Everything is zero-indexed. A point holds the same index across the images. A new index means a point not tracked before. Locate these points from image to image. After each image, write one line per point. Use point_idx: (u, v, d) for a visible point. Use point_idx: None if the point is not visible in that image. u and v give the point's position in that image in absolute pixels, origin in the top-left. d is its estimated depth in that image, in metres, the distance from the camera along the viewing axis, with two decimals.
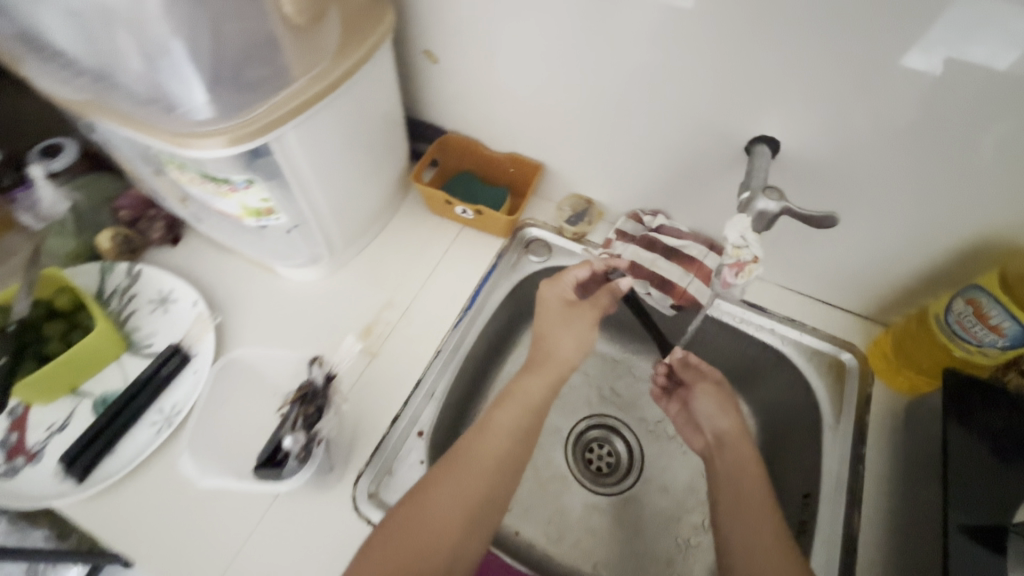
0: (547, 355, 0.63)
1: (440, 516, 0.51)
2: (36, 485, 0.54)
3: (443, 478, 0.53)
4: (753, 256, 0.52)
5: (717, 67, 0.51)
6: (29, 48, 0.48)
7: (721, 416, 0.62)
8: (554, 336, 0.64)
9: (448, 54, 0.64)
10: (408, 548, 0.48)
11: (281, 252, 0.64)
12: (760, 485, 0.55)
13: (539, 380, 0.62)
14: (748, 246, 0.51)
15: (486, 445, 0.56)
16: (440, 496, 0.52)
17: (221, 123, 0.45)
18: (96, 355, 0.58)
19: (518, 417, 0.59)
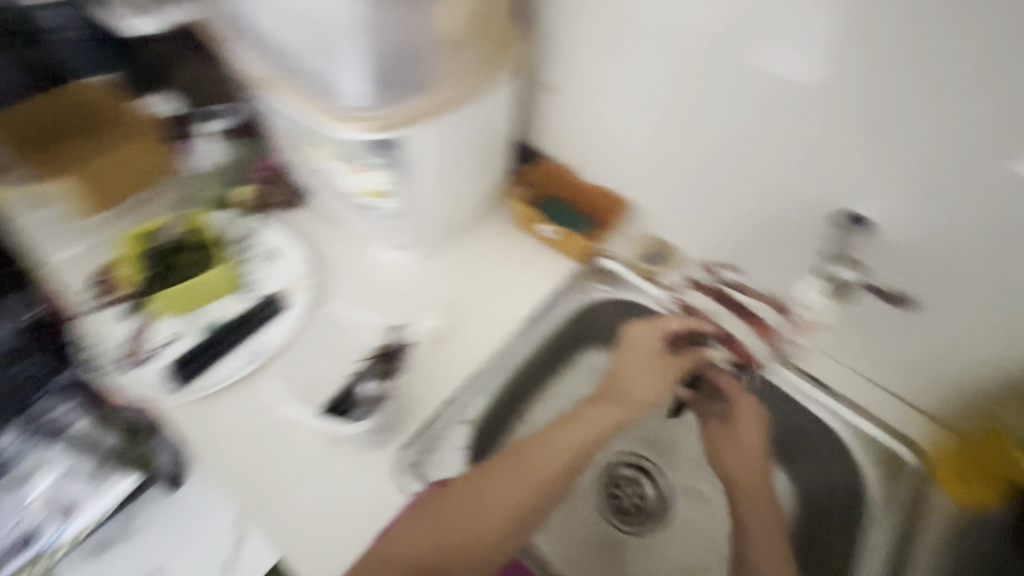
0: (625, 396, 0.66)
1: (477, 519, 0.53)
2: (145, 383, 0.63)
3: (486, 480, 0.56)
4: (818, 321, 0.66)
5: (820, 138, 0.54)
6: (239, 32, 0.59)
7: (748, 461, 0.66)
8: (637, 376, 0.68)
9: (564, 86, 0.70)
10: (439, 540, 0.52)
11: (382, 234, 0.72)
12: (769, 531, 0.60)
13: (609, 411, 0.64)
14: (816, 311, 0.64)
15: (535, 458, 0.58)
16: (479, 499, 0.54)
17: (369, 112, 0.54)
18: (212, 285, 0.68)
19: (574, 443, 0.60)
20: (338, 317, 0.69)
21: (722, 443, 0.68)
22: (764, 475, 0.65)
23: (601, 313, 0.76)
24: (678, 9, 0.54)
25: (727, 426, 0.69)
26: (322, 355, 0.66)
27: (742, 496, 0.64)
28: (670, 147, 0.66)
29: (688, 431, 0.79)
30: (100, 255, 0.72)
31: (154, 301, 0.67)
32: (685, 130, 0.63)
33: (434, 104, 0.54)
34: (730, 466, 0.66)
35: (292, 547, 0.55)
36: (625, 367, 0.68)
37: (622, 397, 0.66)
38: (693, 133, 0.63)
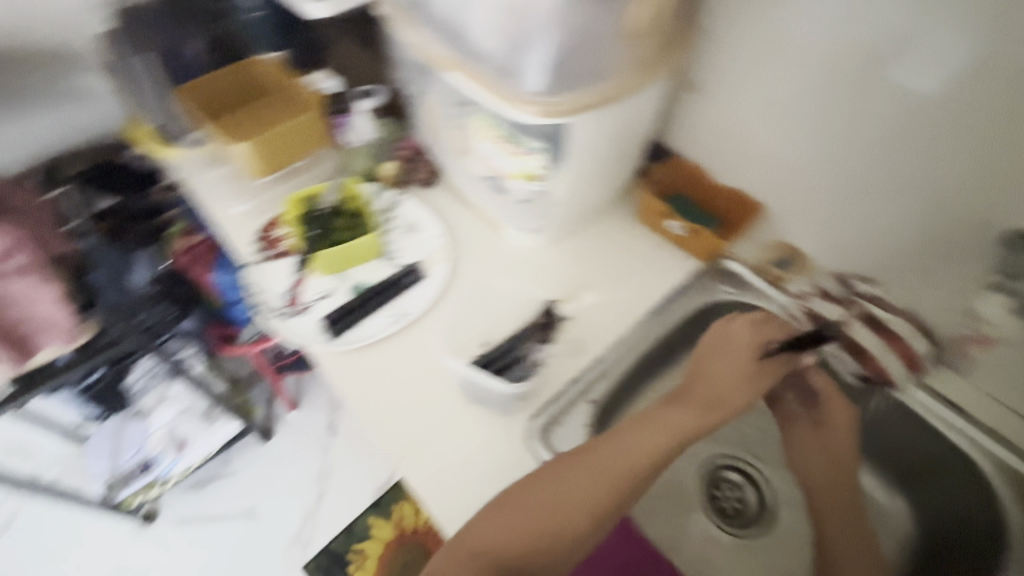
0: (720, 399, 0.62)
1: (557, 517, 0.53)
2: (303, 329, 0.69)
3: (563, 475, 0.56)
4: (1000, 335, 0.61)
5: (1003, 161, 0.51)
6: (423, 18, 0.64)
7: (830, 466, 0.67)
8: (729, 379, 0.63)
9: (713, 86, 0.70)
10: (523, 536, 0.52)
11: (517, 216, 0.76)
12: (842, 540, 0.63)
13: (687, 413, 0.61)
14: (996, 327, 0.60)
15: (610, 458, 0.57)
16: (558, 497, 0.54)
17: (540, 97, 0.58)
18: (363, 248, 0.74)
19: (652, 445, 0.58)
20: (474, 291, 0.74)
21: (800, 443, 0.70)
22: (846, 480, 0.67)
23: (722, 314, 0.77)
24: (854, 14, 0.54)
25: (817, 429, 0.69)
26: (463, 322, 0.72)
27: (822, 503, 0.66)
28: (812, 153, 0.66)
29: None
30: (265, 215, 0.79)
31: (316, 257, 0.74)
32: (839, 139, 0.63)
33: (608, 91, 0.58)
34: (808, 463, 0.69)
35: (434, 493, 0.60)
36: (705, 372, 0.65)
37: (714, 400, 0.62)
38: (847, 142, 0.62)
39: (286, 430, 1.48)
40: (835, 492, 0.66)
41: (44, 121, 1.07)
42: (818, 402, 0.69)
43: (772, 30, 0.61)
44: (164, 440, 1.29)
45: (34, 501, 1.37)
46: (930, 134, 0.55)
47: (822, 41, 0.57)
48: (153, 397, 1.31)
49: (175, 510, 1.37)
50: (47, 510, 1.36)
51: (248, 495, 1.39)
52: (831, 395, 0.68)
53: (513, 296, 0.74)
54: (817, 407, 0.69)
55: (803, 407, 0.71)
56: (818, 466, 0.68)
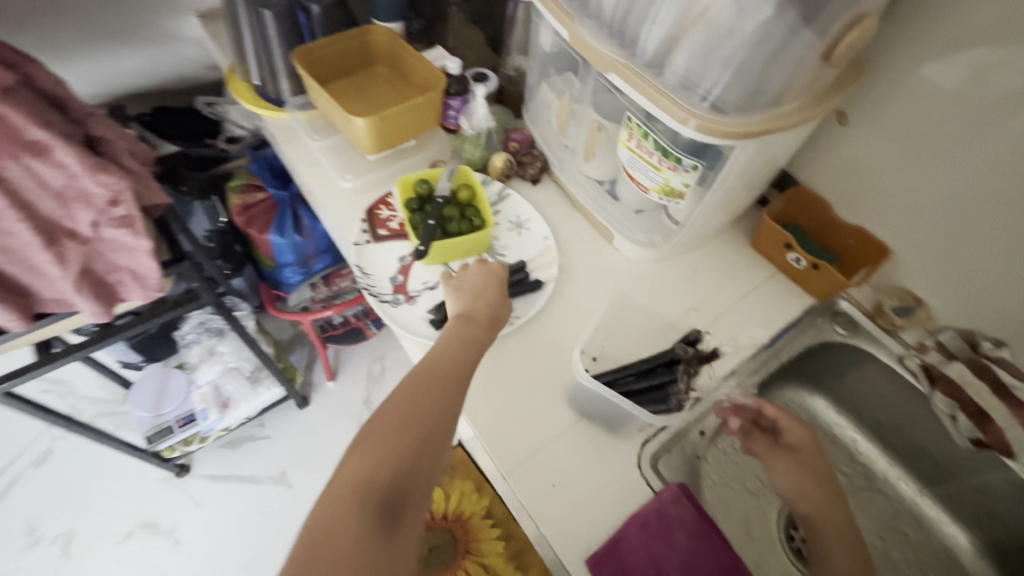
0: (490, 319, 0.59)
1: (418, 422, 0.47)
2: (410, 319, 0.67)
3: (412, 383, 0.51)
4: None
5: None
6: (586, 12, 0.61)
7: (804, 483, 0.58)
8: (467, 298, 0.60)
9: (865, 120, 0.68)
10: (395, 456, 0.45)
11: (629, 226, 0.74)
12: (844, 549, 0.55)
13: (464, 323, 0.57)
14: None
15: (438, 367, 0.53)
16: (415, 410, 0.48)
17: (700, 109, 0.54)
18: (474, 243, 0.71)
19: (460, 348, 0.55)
20: (580, 299, 0.71)
21: (778, 470, 0.60)
22: (826, 498, 0.58)
23: (827, 352, 0.76)
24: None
25: (777, 450, 0.61)
26: (569, 329, 0.69)
27: (820, 522, 0.57)
28: (934, 193, 0.66)
29: (880, 490, 0.77)
30: (373, 193, 0.77)
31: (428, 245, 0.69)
32: (977, 190, 0.62)
33: (780, 119, 0.54)
34: (804, 488, 0.58)
35: (534, 508, 0.56)
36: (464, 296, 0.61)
37: (471, 314, 0.59)
38: (988, 193, 0.61)
39: (322, 399, 1.47)
40: (825, 516, 0.57)
41: (123, 64, 1.13)
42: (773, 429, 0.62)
43: (919, 79, 0.62)
44: (208, 397, 1.28)
45: (72, 438, 1.37)
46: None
47: (975, 91, 0.58)
48: (200, 351, 1.31)
49: (207, 465, 1.37)
50: (83, 449, 1.36)
51: (281, 459, 1.38)
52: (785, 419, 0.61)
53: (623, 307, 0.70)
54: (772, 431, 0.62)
55: (766, 440, 0.62)
56: (809, 490, 0.58)
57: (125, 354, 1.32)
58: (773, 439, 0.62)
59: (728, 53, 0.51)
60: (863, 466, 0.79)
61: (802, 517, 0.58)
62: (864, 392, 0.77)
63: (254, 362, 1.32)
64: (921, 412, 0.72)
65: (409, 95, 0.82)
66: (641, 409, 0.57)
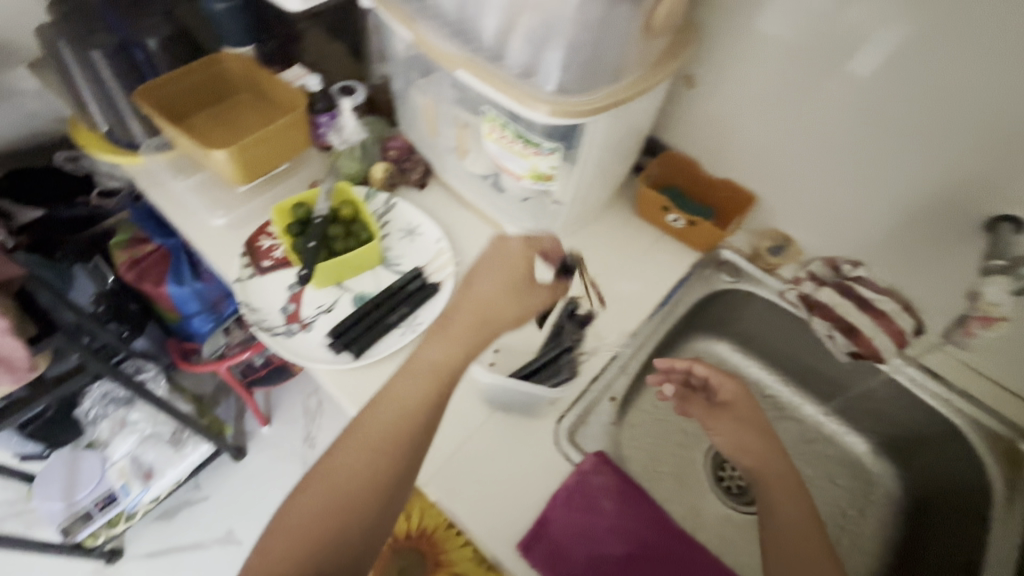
0: (484, 320, 0.56)
1: (331, 506, 0.47)
2: (307, 347, 0.65)
3: (340, 454, 0.50)
4: (1003, 315, 0.60)
5: (950, 129, 0.58)
6: (424, 13, 0.61)
7: (746, 435, 0.62)
8: (471, 295, 0.56)
9: (710, 81, 0.73)
10: (311, 546, 0.45)
11: (517, 216, 0.76)
12: (785, 491, 0.59)
13: (446, 344, 0.54)
14: (1001, 306, 0.59)
15: (374, 431, 0.50)
16: (337, 489, 0.48)
17: (551, 96, 0.56)
18: (364, 260, 0.70)
19: (426, 386, 0.52)
20: None
21: (717, 429, 0.64)
22: (773, 451, 0.61)
23: (720, 300, 0.81)
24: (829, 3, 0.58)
25: (713, 408, 0.65)
26: None
27: (765, 478, 0.60)
28: (787, 132, 0.71)
29: (789, 417, 0.83)
30: (251, 225, 0.74)
31: (313, 271, 0.68)
32: (820, 126, 0.67)
33: (623, 92, 0.57)
34: (744, 443, 0.62)
35: (462, 507, 0.57)
36: (468, 294, 0.57)
37: (453, 315, 0.56)
38: (829, 126, 0.67)
39: (259, 447, 1.40)
40: (766, 465, 0.61)
41: None
42: (712, 388, 0.65)
43: (748, 33, 0.66)
44: (127, 471, 1.18)
45: None
46: (922, 113, 0.59)
47: (794, 36, 0.63)
48: (110, 425, 1.20)
49: (142, 543, 1.27)
50: None
51: (224, 518, 1.31)
52: (720, 377, 0.64)
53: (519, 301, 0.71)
54: (710, 390, 0.66)
55: (705, 400, 0.66)
56: (748, 444, 0.62)
57: (25, 445, 1.19)
58: (708, 399, 0.66)
59: (558, 34, 0.53)
60: (774, 399, 0.84)
61: (746, 472, 0.62)
62: (759, 330, 0.83)
63: (174, 425, 1.24)
64: (804, 340, 0.79)
65: (272, 117, 0.79)
66: (539, 387, 0.58)
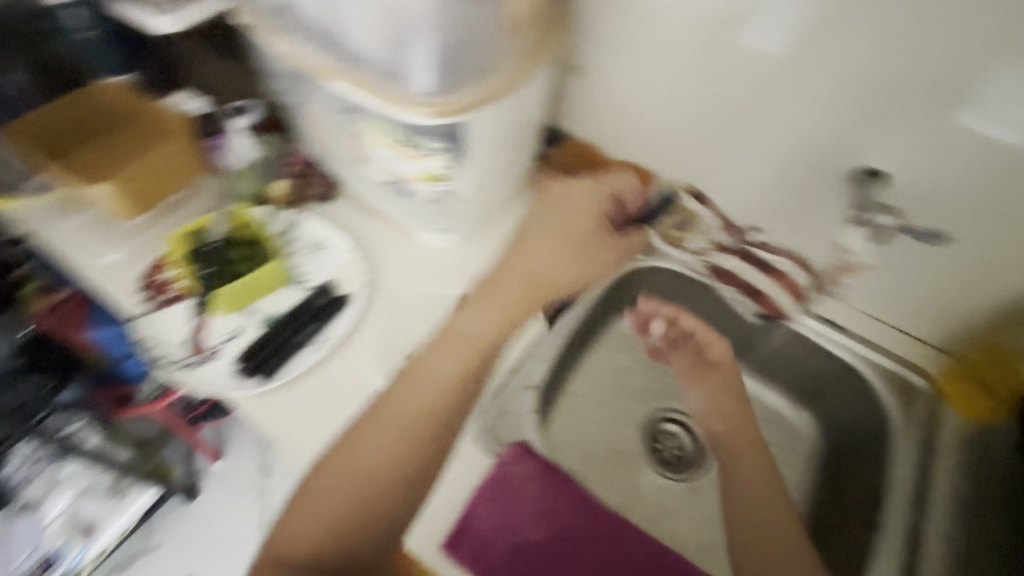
0: (539, 284, 0.65)
1: (360, 487, 0.52)
2: (215, 377, 0.64)
3: (369, 435, 0.54)
4: (862, 263, 0.70)
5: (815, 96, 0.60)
6: (291, 26, 0.60)
7: (721, 398, 0.69)
8: (523, 254, 0.65)
9: (594, 69, 0.75)
10: (343, 522, 0.51)
11: (423, 218, 0.74)
12: (754, 454, 0.63)
13: (481, 315, 0.62)
14: (858, 254, 0.69)
15: (398, 413, 0.56)
16: (363, 470, 0.53)
17: (427, 97, 0.56)
18: (268, 281, 0.70)
19: (457, 367, 0.59)
20: (397, 298, 0.72)
21: (696, 390, 0.71)
22: (751, 421, 0.66)
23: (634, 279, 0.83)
24: None
25: (697, 364, 0.71)
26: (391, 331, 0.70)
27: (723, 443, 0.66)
28: (676, 112, 0.72)
29: None
30: (144, 258, 0.71)
31: (215, 298, 0.67)
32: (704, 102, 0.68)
33: (497, 86, 0.57)
34: (727, 414, 0.67)
35: None
36: (521, 256, 0.66)
37: (496, 279, 0.64)
38: (711, 102, 0.68)
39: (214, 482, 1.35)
40: (735, 434, 0.66)
41: None
42: (692, 340, 0.71)
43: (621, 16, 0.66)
44: (66, 528, 1.14)
45: None
46: (802, 85, 0.60)
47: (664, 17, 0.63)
48: (42, 483, 1.14)
49: None
50: None
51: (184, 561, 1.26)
52: (702, 331, 0.70)
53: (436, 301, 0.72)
54: (699, 350, 0.71)
55: (691, 357, 0.72)
56: (723, 408, 0.68)
57: None
58: (697, 355, 0.72)
59: (418, 34, 0.53)
60: None
61: (710, 433, 0.68)
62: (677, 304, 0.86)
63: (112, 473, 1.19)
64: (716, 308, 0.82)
65: (143, 138, 0.74)
66: None
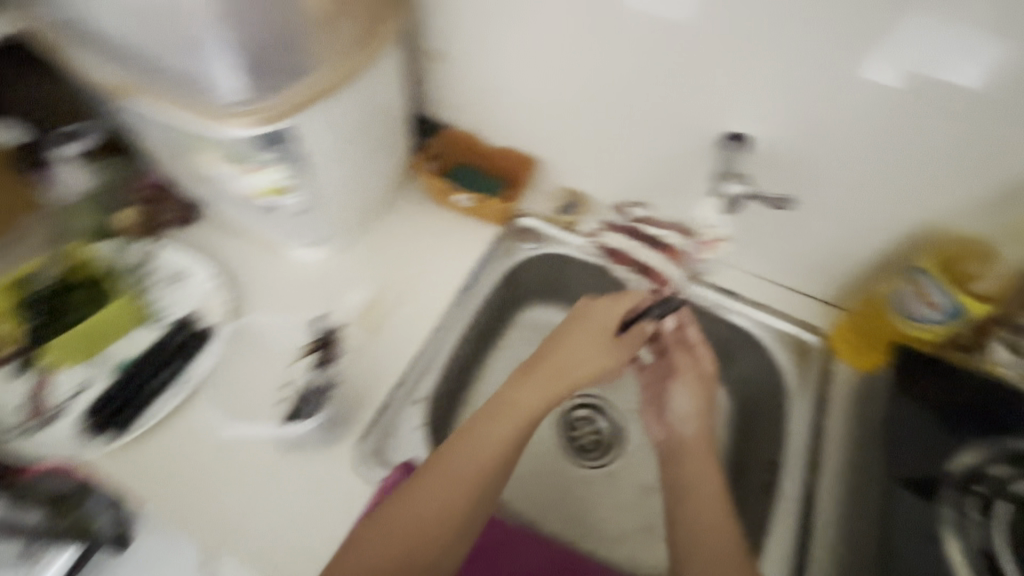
0: (568, 376, 0.58)
1: (411, 540, 0.48)
2: (57, 440, 0.58)
3: (416, 492, 0.50)
4: (721, 234, 0.70)
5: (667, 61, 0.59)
6: (77, 35, 0.53)
7: (691, 419, 0.60)
8: (569, 351, 0.59)
9: (452, 53, 0.70)
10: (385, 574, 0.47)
11: (289, 231, 0.68)
12: (706, 454, 0.58)
13: (535, 390, 0.56)
14: (716, 224, 0.69)
15: (460, 470, 0.52)
16: (417, 522, 0.49)
17: (243, 107, 0.51)
18: (114, 325, 0.63)
19: (509, 429, 0.54)
20: (262, 324, 0.67)
21: (683, 396, 0.63)
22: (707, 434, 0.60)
23: (528, 270, 0.79)
24: None
25: (694, 369, 0.64)
26: (247, 370, 0.64)
27: (683, 451, 0.58)
28: (542, 91, 0.69)
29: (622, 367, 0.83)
30: None
31: (48, 353, 0.60)
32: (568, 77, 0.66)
33: (321, 83, 0.52)
34: (677, 417, 0.61)
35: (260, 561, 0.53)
36: (559, 348, 0.59)
37: (544, 358, 0.59)
38: (573, 76, 0.65)
39: None
40: (692, 450, 0.58)
41: None
42: (687, 348, 0.65)
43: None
44: None
45: None
46: (652, 52, 0.59)
47: None
48: None
49: None
50: None
51: None
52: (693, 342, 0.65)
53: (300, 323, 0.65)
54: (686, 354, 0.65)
55: (687, 358, 0.65)
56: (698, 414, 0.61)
57: None
58: (694, 363, 0.64)
59: (213, 46, 0.51)
60: None
61: (676, 433, 0.60)
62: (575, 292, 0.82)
63: None
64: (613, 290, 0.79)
65: None
66: (301, 425, 0.58)
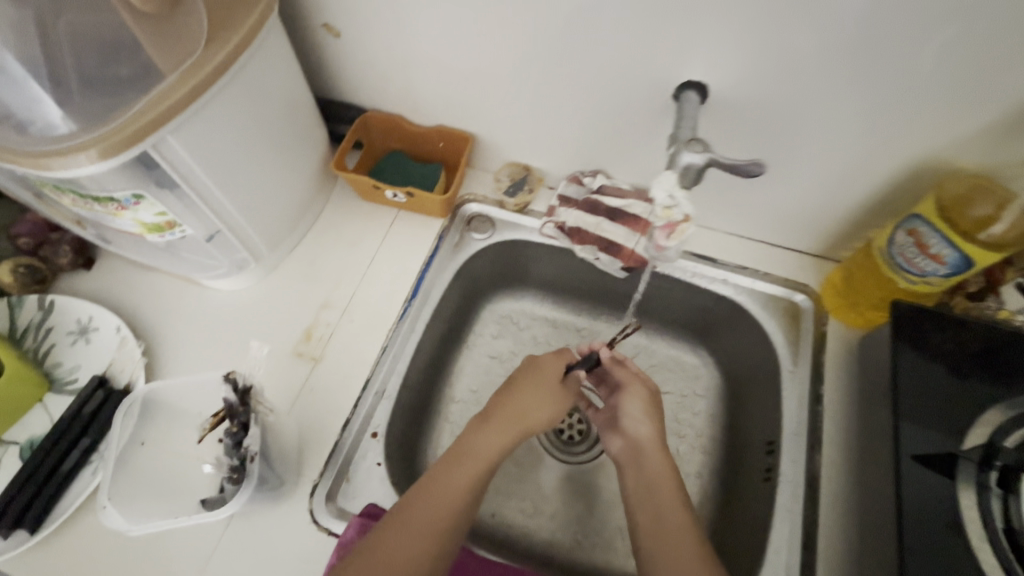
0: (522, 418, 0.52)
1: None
2: None
3: (400, 531, 0.44)
4: (684, 215, 0.52)
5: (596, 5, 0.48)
6: None
7: (644, 422, 0.54)
8: (523, 402, 0.52)
9: (349, 25, 0.59)
10: None
11: (201, 263, 0.60)
12: (665, 460, 0.51)
13: (491, 435, 0.50)
14: (677, 205, 0.50)
15: (446, 507, 0.46)
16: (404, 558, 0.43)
17: (84, 136, 0.41)
18: (12, 399, 0.55)
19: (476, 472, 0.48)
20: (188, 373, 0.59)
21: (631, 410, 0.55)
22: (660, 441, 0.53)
23: (482, 261, 0.71)
24: None
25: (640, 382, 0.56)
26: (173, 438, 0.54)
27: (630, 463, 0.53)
28: (460, 58, 0.58)
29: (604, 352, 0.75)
30: None
31: None
32: (485, 38, 0.55)
33: (178, 86, 0.43)
34: (627, 424, 0.55)
35: None
36: (518, 396, 0.53)
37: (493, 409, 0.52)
38: (491, 37, 0.55)
39: None
40: (642, 457, 0.52)
41: None
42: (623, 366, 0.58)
43: None
44: None
45: None
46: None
47: None
48: None
49: None
50: None
51: None
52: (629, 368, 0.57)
53: (211, 383, 0.53)
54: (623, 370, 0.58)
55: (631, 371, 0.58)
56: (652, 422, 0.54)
57: None
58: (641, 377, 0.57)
59: (20, 67, 0.42)
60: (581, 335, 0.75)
61: (633, 439, 0.54)
62: (542, 276, 0.74)
63: None
64: (581, 271, 0.71)
65: None
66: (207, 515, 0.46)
